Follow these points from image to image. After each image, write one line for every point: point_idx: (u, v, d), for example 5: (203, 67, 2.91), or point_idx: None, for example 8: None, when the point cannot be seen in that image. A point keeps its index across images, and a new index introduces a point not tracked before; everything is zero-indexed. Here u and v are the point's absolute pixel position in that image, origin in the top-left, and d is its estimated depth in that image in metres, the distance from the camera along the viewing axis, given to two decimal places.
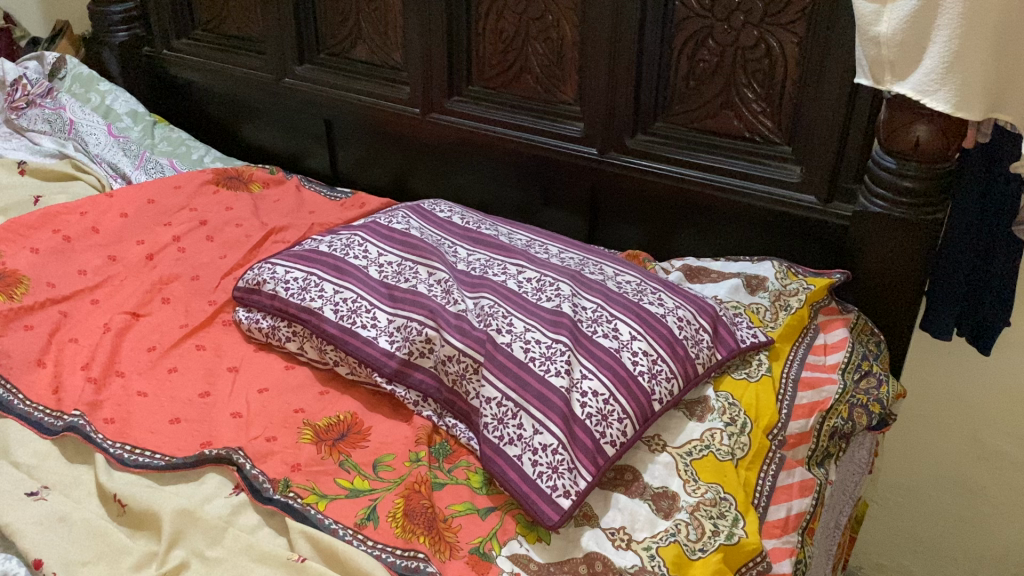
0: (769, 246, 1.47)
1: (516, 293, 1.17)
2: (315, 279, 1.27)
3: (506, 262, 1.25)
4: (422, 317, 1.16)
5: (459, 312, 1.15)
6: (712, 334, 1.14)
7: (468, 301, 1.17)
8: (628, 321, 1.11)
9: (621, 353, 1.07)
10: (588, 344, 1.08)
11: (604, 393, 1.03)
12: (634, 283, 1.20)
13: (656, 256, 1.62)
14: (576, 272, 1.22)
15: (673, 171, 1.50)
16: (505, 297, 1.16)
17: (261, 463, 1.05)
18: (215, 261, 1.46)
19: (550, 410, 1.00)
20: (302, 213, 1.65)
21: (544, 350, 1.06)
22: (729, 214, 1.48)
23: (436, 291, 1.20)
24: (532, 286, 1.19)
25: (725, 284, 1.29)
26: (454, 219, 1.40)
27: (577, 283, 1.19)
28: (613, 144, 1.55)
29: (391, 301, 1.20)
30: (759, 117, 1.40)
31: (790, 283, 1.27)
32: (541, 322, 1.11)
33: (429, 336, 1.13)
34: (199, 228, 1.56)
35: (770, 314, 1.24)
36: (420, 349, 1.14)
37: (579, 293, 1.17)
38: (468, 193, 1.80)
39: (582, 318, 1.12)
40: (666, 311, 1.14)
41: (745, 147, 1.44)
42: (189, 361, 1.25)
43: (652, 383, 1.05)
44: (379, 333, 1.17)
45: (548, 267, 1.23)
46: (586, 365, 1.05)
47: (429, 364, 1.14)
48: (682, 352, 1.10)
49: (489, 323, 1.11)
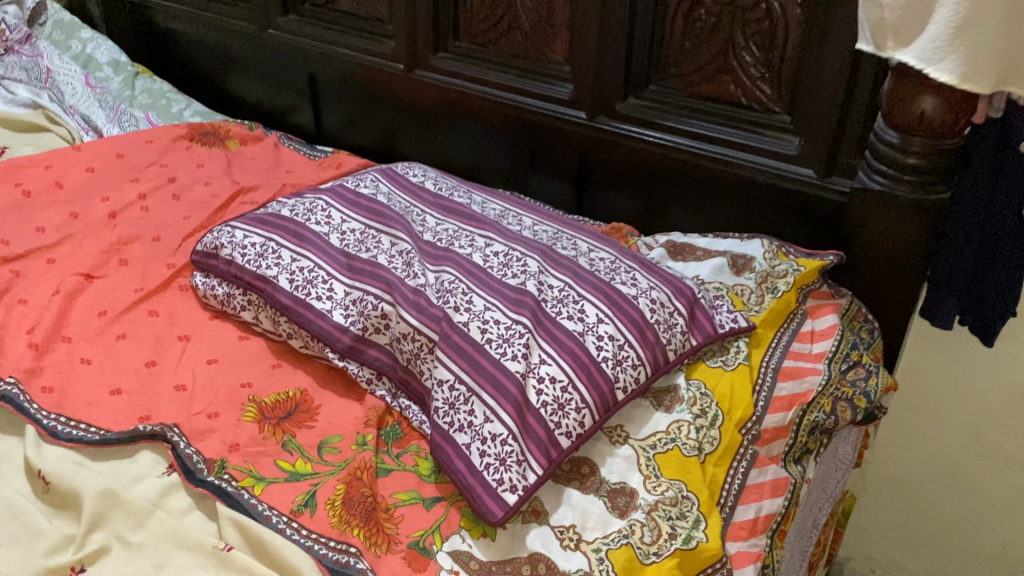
0: (764, 223, 1.38)
1: (480, 268, 1.09)
2: (273, 245, 1.20)
3: (475, 233, 1.17)
4: (380, 292, 1.09)
5: (418, 287, 1.07)
6: (688, 318, 1.06)
7: (430, 275, 1.10)
8: (596, 303, 1.03)
9: (586, 337, 0.99)
10: (551, 327, 1.01)
11: (563, 380, 0.95)
12: (608, 261, 1.12)
13: (647, 229, 1.53)
14: (548, 247, 1.14)
15: (664, 138, 1.41)
16: (468, 272, 1.08)
17: (198, 442, 0.99)
18: (178, 221, 1.39)
19: (503, 397, 0.93)
20: (277, 173, 1.58)
21: (502, 332, 0.99)
22: (723, 186, 1.40)
23: (397, 264, 1.12)
24: (498, 260, 1.11)
25: (708, 264, 1.20)
26: (426, 185, 1.33)
27: (547, 259, 1.11)
28: (604, 109, 1.46)
29: (350, 271, 1.13)
30: (758, 83, 1.30)
31: (779, 263, 1.19)
32: (503, 301, 1.03)
33: (386, 312, 1.07)
34: (167, 185, 1.49)
35: (755, 297, 1.16)
36: (375, 325, 1.07)
37: (547, 270, 1.09)
38: (455, 156, 1.72)
39: (547, 299, 1.04)
40: (639, 292, 1.06)
41: (742, 115, 1.34)
42: (139, 327, 1.19)
43: (617, 372, 0.98)
44: (334, 307, 1.10)
45: (518, 240, 1.15)
46: (546, 350, 0.98)
47: (385, 341, 1.07)
48: (652, 338, 1.02)
49: (447, 299, 1.04)
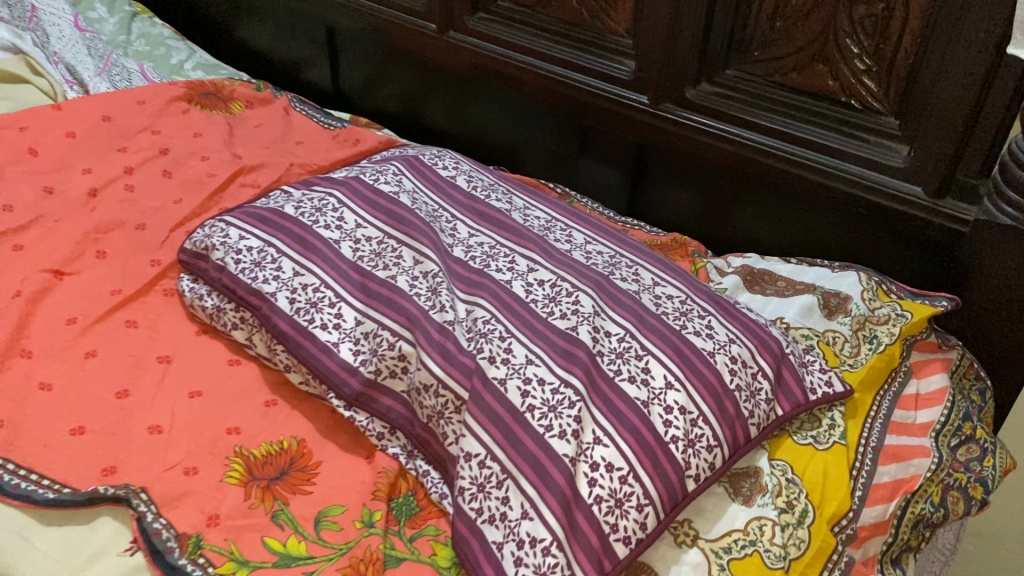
0: (853, 243, 1.16)
1: (521, 302, 0.90)
2: (271, 253, 1.00)
3: (516, 252, 0.97)
4: (398, 328, 0.89)
5: (445, 325, 0.88)
6: (774, 381, 0.87)
7: (459, 309, 0.91)
8: (664, 362, 0.83)
9: (651, 408, 0.80)
10: (608, 391, 0.81)
11: (622, 469, 0.76)
12: (677, 299, 0.92)
13: (710, 232, 1.32)
14: (604, 277, 0.94)
15: (740, 134, 1.19)
16: (507, 309, 0.89)
17: (170, 510, 0.81)
18: (168, 205, 1.19)
19: (547, 489, 0.74)
20: (285, 148, 1.37)
21: (548, 397, 0.80)
22: (806, 196, 1.17)
23: (421, 289, 0.93)
24: (543, 292, 0.91)
25: (794, 302, 1.00)
26: (458, 180, 1.12)
27: (603, 295, 0.91)
28: (669, 94, 1.24)
29: (364, 295, 0.94)
30: (862, 77, 1.07)
31: (880, 306, 0.99)
32: (549, 353, 0.84)
33: (405, 353, 0.88)
34: (159, 157, 1.29)
35: (849, 347, 0.96)
36: (390, 369, 0.88)
37: (603, 311, 0.89)
38: (489, 132, 1.50)
39: (603, 352, 0.85)
40: (717, 347, 0.86)
41: (838, 113, 1.11)
42: (113, 343, 1.01)
43: (688, 456, 0.79)
44: (341, 339, 0.91)
45: (568, 266, 0.95)
46: (601, 424, 0.79)
47: (402, 389, 0.88)
48: (731, 410, 0.83)
49: (480, 346, 0.85)
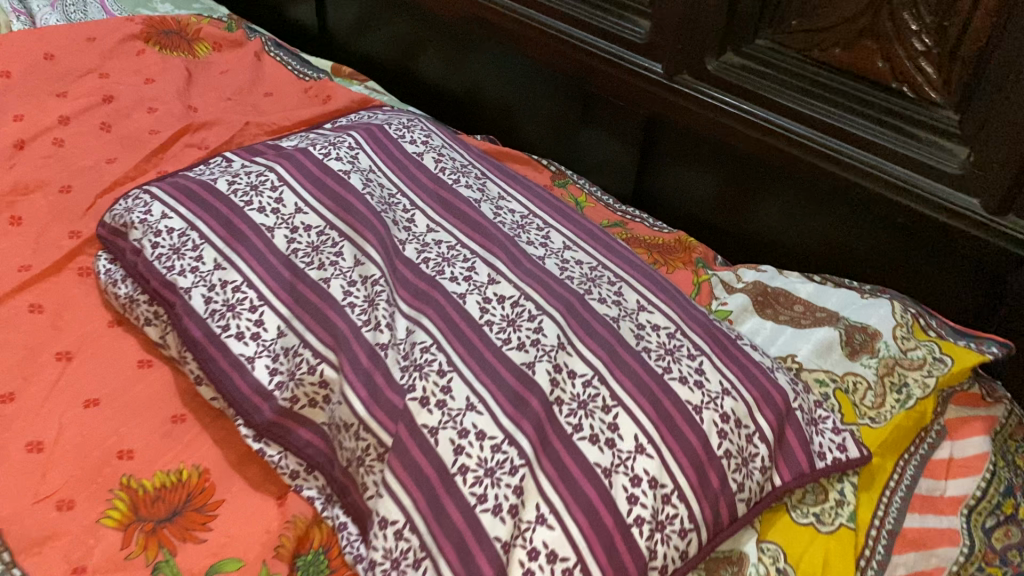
0: (888, 257, 0.98)
1: (473, 326, 0.74)
2: (194, 237, 0.85)
3: (477, 257, 0.82)
4: (322, 347, 0.74)
5: (377, 348, 0.73)
6: (774, 444, 0.71)
7: (399, 326, 0.75)
8: (637, 417, 0.68)
9: (614, 480, 0.65)
10: (562, 452, 0.66)
11: (567, 560, 0.62)
12: (664, 331, 0.76)
13: (723, 226, 1.14)
14: (579, 296, 0.78)
15: (766, 118, 1.00)
16: (455, 334, 0.73)
17: (30, 557, 0.68)
18: (101, 164, 1.04)
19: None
20: (248, 101, 1.21)
21: (486, 458, 0.65)
22: (836, 197, 0.99)
23: (355, 299, 0.77)
24: (502, 314, 0.76)
25: (811, 337, 0.83)
26: (425, 158, 0.96)
27: (574, 321, 0.75)
28: (688, 64, 1.05)
29: (291, 300, 0.78)
30: (919, 60, 0.86)
31: (914, 347, 0.82)
32: (496, 397, 0.68)
33: (326, 378, 0.73)
34: (101, 106, 1.13)
35: (872, 397, 0.79)
36: (310, 397, 0.74)
37: (571, 343, 0.73)
38: (485, 91, 1.32)
39: (562, 400, 0.69)
40: (705, 401, 0.70)
41: (886, 102, 0.91)
42: (9, 332, 0.86)
43: (653, 543, 0.64)
44: (258, 354, 0.76)
45: (537, 281, 0.79)
46: (548, 497, 0.64)
47: (323, 422, 0.73)
48: (714, 483, 0.67)
49: (414, 380, 0.69)
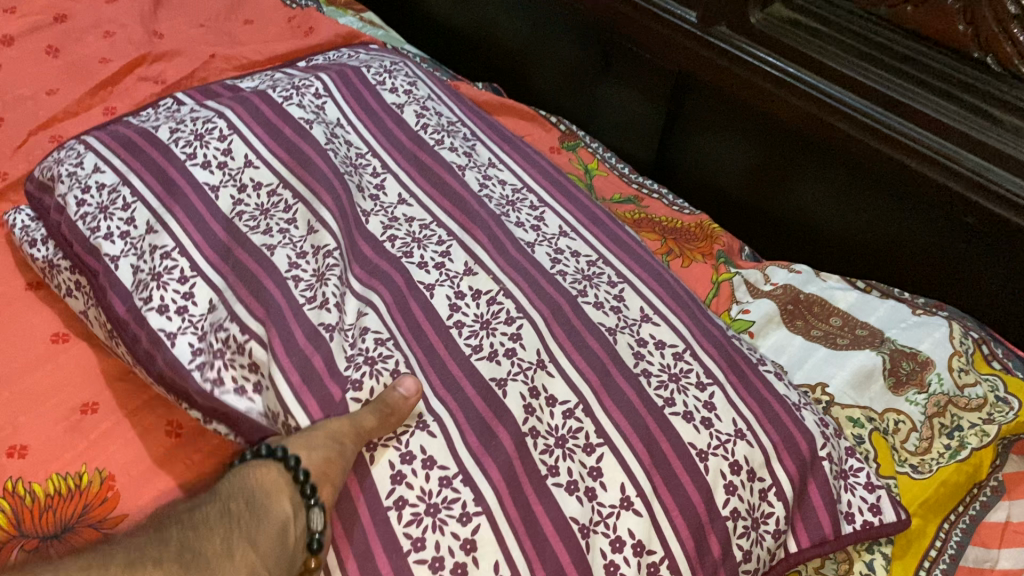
0: (946, 260, 0.82)
1: (439, 329, 0.61)
2: (127, 194, 0.67)
3: (451, 241, 0.69)
4: (251, 321, 0.59)
5: (321, 330, 0.59)
6: (795, 504, 0.58)
7: (349, 309, 0.62)
8: (626, 462, 0.55)
9: (591, 541, 0.53)
10: (531, 498, 0.53)
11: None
12: (670, 350, 0.63)
13: (755, 207, 0.98)
14: (569, 297, 0.65)
15: (815, 84, 0.83)
16: (413, 332, 0.61)
17: None
18: (40, 95, 0.90)
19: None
20: (223, 29, 1.06)
21: (430, 492, 0.52)
22: (890, 185, 0.82)
23: (302, 272, 0.63)
24: (475, 315, 0.63)
25: (848, 364, 0.70)
26: (406, 112, 0.83)
27: (560, 330, 0.62)
28: (727, 14, 0.89)
29: (226, 268, 0.62)
30: (1010, 25, 0.70)
31: (971, 385, 0.68)
32: (450, 424, 0.55)
33: (255, 358, 0.58)
34: (51, 26, 0.99)
35: (915, 441, 0.66)
36: (238, 384, 0.58)
37: (553, 356, 0.60)
38: (493, 29, 1.16)
39: (537, 432, 0.56)
40: (713, 444, 0.57)
41: (965, 75, 0.75)
42: None
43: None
44: (182, 330, 0.60)
45: (520, 275, 0.66)
46: (511, 556, 0.51)
47: (247, 411, 0.58)
48: (714, 549, 0.54)
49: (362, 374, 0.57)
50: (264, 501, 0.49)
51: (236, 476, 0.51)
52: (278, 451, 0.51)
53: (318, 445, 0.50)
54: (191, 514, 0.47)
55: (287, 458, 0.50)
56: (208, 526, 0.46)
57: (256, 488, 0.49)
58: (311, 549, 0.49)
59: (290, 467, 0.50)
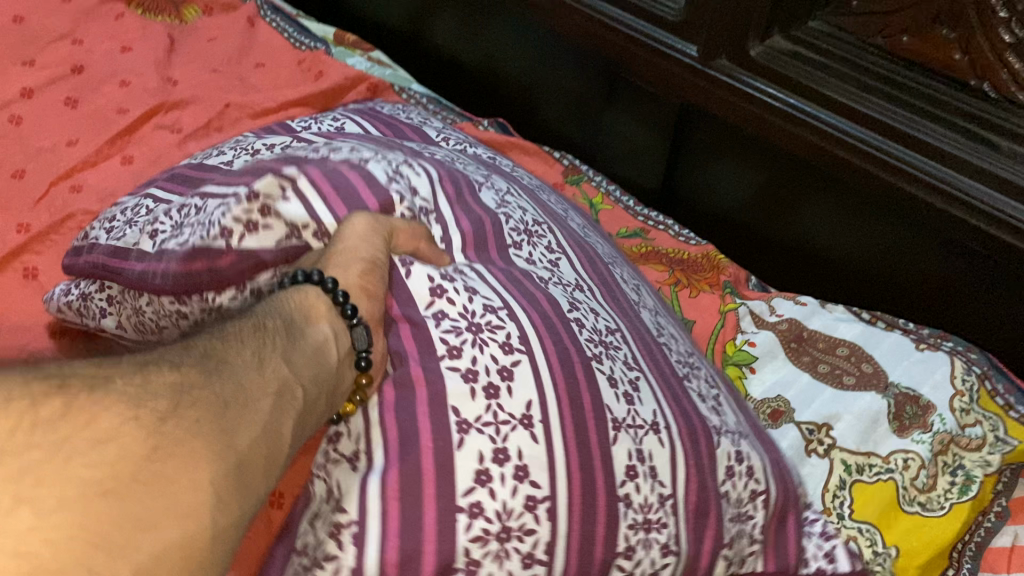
0: (955, 286, 0.83)
1: (491, 217, 0.62)
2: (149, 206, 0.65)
3: (500, 179, 0.70)
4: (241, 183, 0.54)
5: (357, 160, 0.59)
6: (773, 518, 0.56)
7: (393, 156, 0.62)
8: (657, 395, 0.53)
9: (620, 438, 0.49)
10: (578, 371, 0.50)
11: (545, 500, 0.45)
12: (681, 349, 0.64)
13: (767, 232, 0.98)
14: (600, 268, 0.66)
15: (816, 116, 0.84)
16: (459, 202, 0.62)
17: None
18: (60, 146, 0.93)
19: (400, 487, 0.43)
20: (236, 74, 1.09)
21: (473, 313, 0.50)
22: (895, 210, 0.83)
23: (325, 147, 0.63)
24: (513, 220, 0.63)
25: (852, 404, 0.71)
26: (427, 132, 0.85)
27: (595, 280, 0.63)
28: (727, 46, 0.90)
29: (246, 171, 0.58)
30: (1005, 53, 0.72)
31: (971, 422, 0.70)
32: (496, 281, 0.54)
33: (257, 189, 0.52)
34: (68, 77, 1.02)
35: (924, 479, 0.67)
36: (246, 222, 0.51)
37: (590, 288, 0.61)
38: (497, 64, 1.19)
39: (583, 321, 0.54)
40: (722, 428, 0.56)
41: (960, 104, 0.76)
42: None
43: (633, 540, 0.46)
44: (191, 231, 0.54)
45: (560, 228, 0.68)
46: (544, 397, 0.47)
47: (275, 243, 0.51)
48: (705, 536, 0.50)
49: (406, 193, 0.59)
50: (303, 323, 0.44)
51: (274, 300, 0.45)
52: (312, 275, 0.47)
53: (353, 258, 0.49)
54: (222, 327, 0.40)
55: (324, 280, 0.47)
56: (246, 335, 0.40)
57: (302, 309, 0.45)
58: (361, 366, 0.46)
59: (331, 293, 0.47)
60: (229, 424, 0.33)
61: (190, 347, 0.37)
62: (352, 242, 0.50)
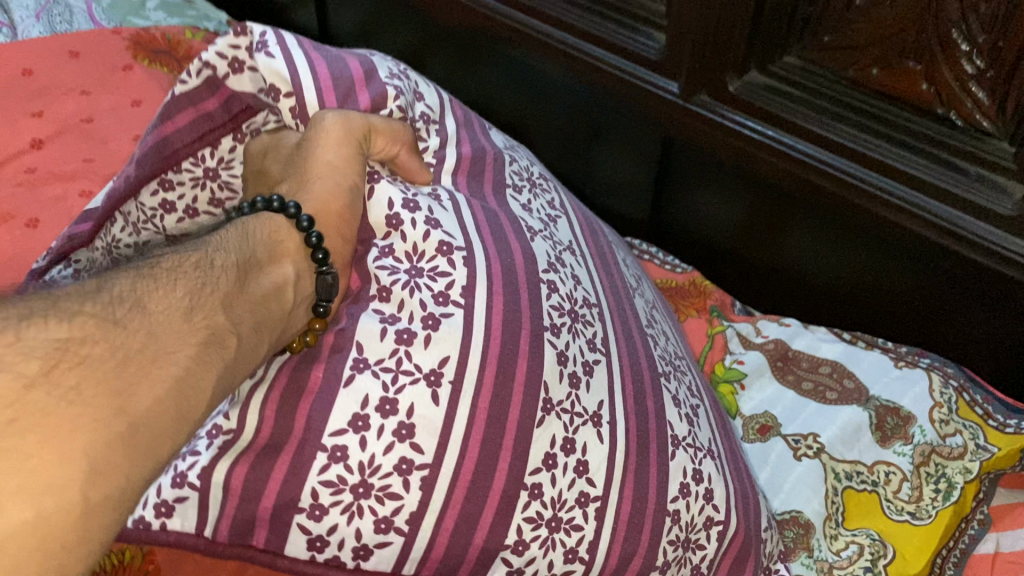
0: (937, 307, 0.86)
1: (496, 154, 0.75)
2: (215, 189, 0.66)
3: (530, 159, 0.80)
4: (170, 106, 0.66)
5: (368, 63, 0.72)
6: (728, 543, 0.62)
7: (411, 78, 0.76)
8: (612, 387, 0.60)
9: (547, 422, 0.55)
10: (522, 340, 0.57)
11: (424, 469, 0.51)
12: (670, 351, 0.71)
13: (760, 258, 1.01)
14: (608, 258, 0.74)
15: (793, 146, 0.88)
16: (466, 127, 0.76)
17: None
18: (72, 195, 0.97)
19: (273, 431, 0.51)
20: None
21: (417, 252, 0.59)
22: (873, 236, 0.87)
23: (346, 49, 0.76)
24: (521, 180, 0.74)
25: (836, 416, 0.76)
26: None
27: (591, 249, 0.72)
28: (706, 83, 0.93)
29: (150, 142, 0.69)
30: (969, 84, 0.75)
31: (951, 431, 0.74)
32: (472, 222, 0.63)
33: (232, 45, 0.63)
34: (78, 127, 1.06)
35: (908, 489, 0.71)
36: (227, 70, 0.63)
37: (581, 253, 0.69)
38: (486, 104, 1.23)
39: (555, 290, 0.62)
40: (685, 438, 0.62)
41: (930, 130, 0.79)
42: None
43: (526, 537, 0.53)
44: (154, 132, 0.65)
45: (579, 214, 0.77)
46: (463, 359, 0.54)
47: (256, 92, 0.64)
48: (643, 534, 0.56)
49: (407, 101, 0.71)
50: (255, 270, 0.52)
51: (244, 224, 0.56)
52: (288, 207, 0.57)
53: (322, 172, 0.60)
54: (173, 261, 0.48)
55: (292, 211, 0.57)
56: (191, 261, 0.48)
57: (268, 235, 0.55)
58: (317, 312, 0.54)
59: (293, 215, 0.57)
60: (130, 390, 0.38)
61: (102, 292, 0.42)
62: (325, 154, 0.61)
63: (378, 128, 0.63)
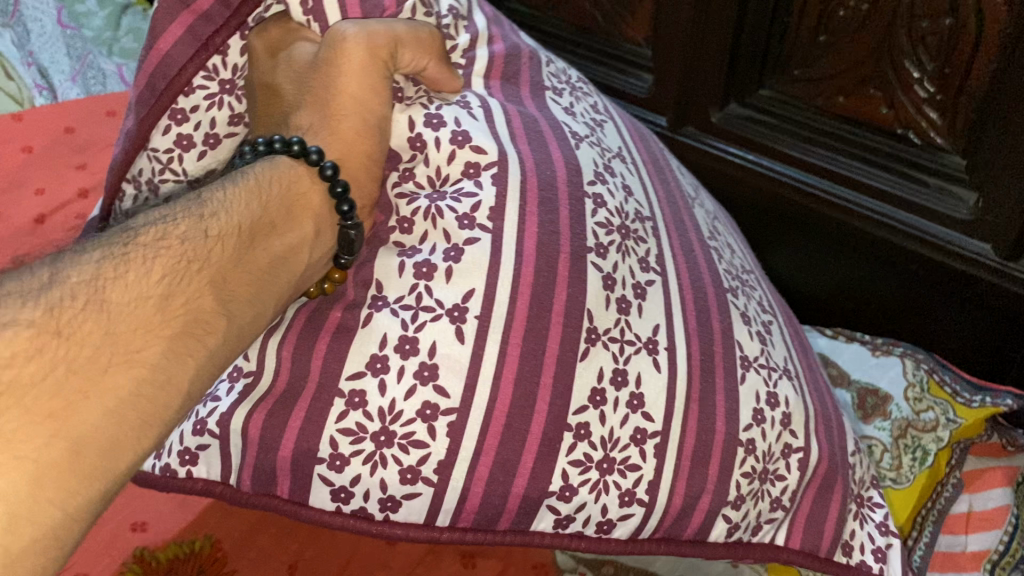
0: (916, 307, 0.95)
1: (530, 54, 0.72)
2: (233, 103, 0.61)
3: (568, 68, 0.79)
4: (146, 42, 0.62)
5: None
6: (812, 471, 0.64)
7: None
8: (668, 306, 0.61)
9: (592, 351, 0.57)
10: (559, 264, 0.58)
11: (451, 414, 0.54)
12: (737, 261, 0.73)
13: None
14: (658, 166, 0.75)
15: (774, 167, 0.99)
16: (495, 24, 0.72)
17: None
18: None
19: (291, 374, 0.55)
20: None
21: (439, 178, 0.60)
22: (850, 245, 0.97)
23: None
24: (563, 83, 0.73)
25: None
26: None
27: (643, 158, 0.73)
28: (694, 115, 1.04)
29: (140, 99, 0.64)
30: (923, 107, 0.86)
31: (925, 410, 0.83)
32: (507, 131, 0.63)
33: None
34: None
35: (888, 458, 0.79)
36: None
37: (631, 161, 0.71)
38: None
39: (601, 201, 0.62)
40: (757, 360, 0.64)
41: (893, 148, 0.90)
42: None
43: (578, 481, 0.56)
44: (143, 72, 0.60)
45: (627, 123, 0.77)
46: (491, 287, 0.56)
47: None
48: (711, 470, 0.59)
49: None
50: (249, 242, 0.51)
51: (264, 172, 0.55)
52: (312, 151, 0.56)
53: (350, 107, 0.58)
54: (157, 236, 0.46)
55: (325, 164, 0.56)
56: (176, 237, 0.47)
57: (287, 193, 0.54)
58: (339, 264, 0.57)
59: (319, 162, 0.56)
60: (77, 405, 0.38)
61: (51, 289, 0.40)
62: (354, 75, 0.59)
63: (404, 40, 0.60)
